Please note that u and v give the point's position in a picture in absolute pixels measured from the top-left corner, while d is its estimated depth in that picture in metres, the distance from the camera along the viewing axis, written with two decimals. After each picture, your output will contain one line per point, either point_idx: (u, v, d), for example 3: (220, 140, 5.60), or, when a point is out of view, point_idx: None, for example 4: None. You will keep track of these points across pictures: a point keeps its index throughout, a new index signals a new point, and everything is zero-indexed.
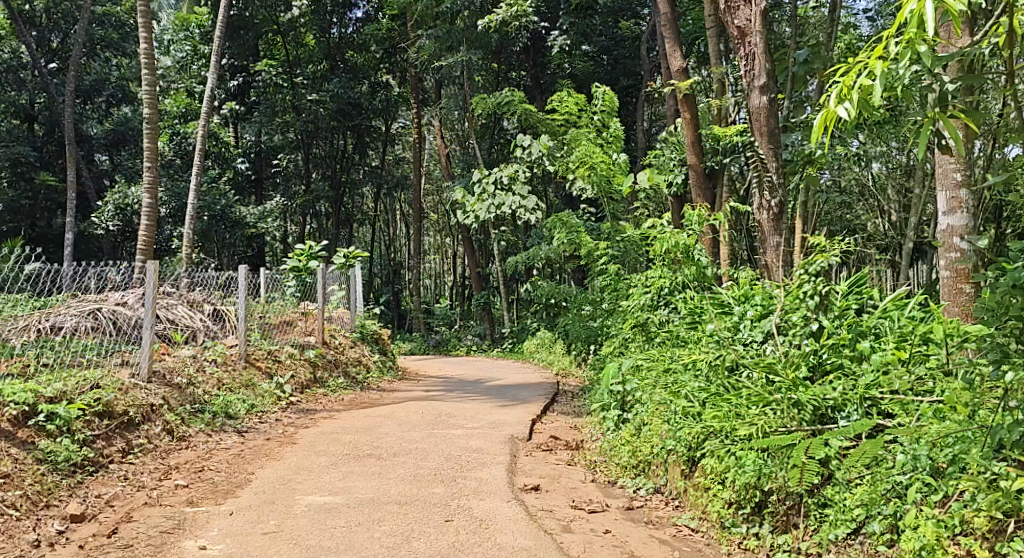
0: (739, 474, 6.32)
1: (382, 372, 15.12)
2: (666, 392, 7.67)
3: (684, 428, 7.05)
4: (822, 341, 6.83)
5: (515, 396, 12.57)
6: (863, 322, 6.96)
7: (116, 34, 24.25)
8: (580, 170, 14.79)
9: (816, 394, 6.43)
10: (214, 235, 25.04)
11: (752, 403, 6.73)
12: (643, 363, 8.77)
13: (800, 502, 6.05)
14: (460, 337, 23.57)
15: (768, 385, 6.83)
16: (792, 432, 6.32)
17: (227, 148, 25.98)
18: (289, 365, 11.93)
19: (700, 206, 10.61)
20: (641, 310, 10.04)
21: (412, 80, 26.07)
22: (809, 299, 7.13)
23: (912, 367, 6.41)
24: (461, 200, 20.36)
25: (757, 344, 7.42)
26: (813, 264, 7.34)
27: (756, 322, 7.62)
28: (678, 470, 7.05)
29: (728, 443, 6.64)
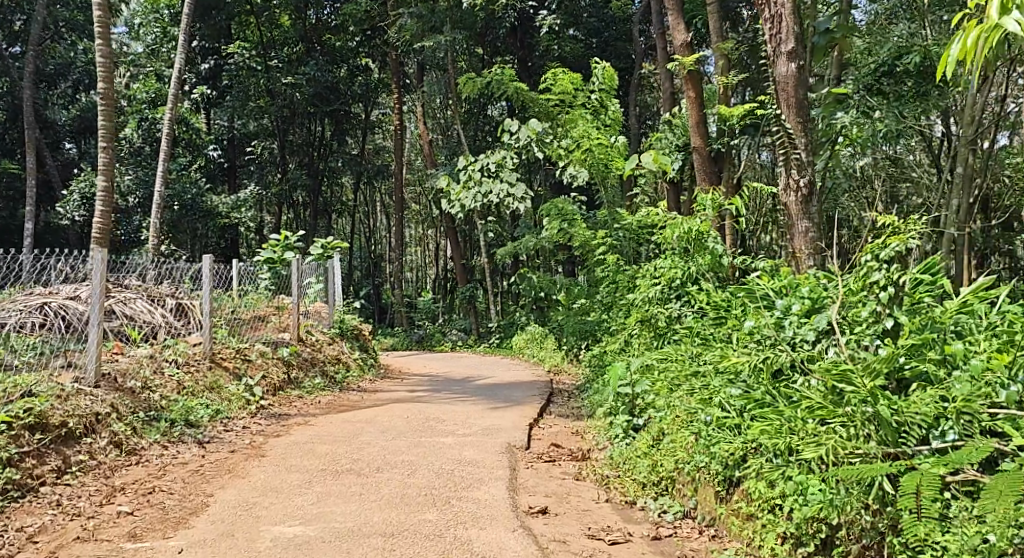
0: (800, 505, 5.50)
1: (362, 371, 14.10)
2: (697, 399, 6.74)
3: (720, 443, 6.21)
4: (902, 342, 5.83)
5: (507, 397, 11.63)
6: (941, 317, 6.00)
7: (82, 16, 22.73)
8: (575, 154, 13.89)
9: (904, 411, 5.49)
10: (182, 225, 24.01)
11: (814, 417, 5.83)
12: (658, 364, 7.83)
13: (880, 541, 5.27)
14: (444, 332, 22.63)
15: (832, 396, 5.90)
16: (868, 459, 5.46)
17: (197, 136, 25.28)
18: (259, 364, 10.93)
19: (712, 190, 9.70)
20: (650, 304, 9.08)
21: (393, 64, 25.09)
22: (883, 291, 6.25)
23: (1018, 375, 5.48)
24: (446, 188, 19.43)
25: (809, 345, 6.40)
26: (886, 249, 6.38)
27: (804, 319, 6.61)
28: (712, 490, 6.21)
29: (780, 465, 5.82)
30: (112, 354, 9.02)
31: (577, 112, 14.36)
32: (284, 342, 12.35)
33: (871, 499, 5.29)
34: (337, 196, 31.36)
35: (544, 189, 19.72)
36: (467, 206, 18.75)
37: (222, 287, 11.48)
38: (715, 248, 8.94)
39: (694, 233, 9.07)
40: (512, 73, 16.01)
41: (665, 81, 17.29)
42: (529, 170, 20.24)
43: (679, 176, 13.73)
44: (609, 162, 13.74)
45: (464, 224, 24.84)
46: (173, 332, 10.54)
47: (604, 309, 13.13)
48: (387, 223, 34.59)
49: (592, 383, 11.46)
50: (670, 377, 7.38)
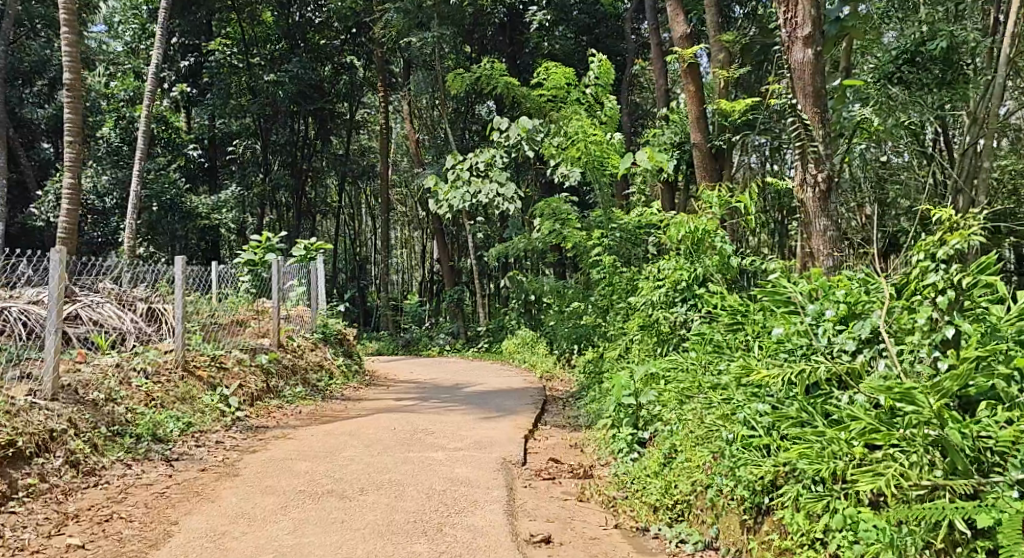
0: (849, 544, 5.16)
1: (347, 378, 13.47)
2: (719, 414, 6.28)
3: (745, 466, 5.82)
4: (968, 357, 5.28)
5: (501, 406, 11.04)
6: (1006, 325, 5.47)
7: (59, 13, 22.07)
8: (569, 152, 13.34)
9: (972, 435, 5.09)
10: (159, 227, 23.34)
11: (863, 441, 5.41)
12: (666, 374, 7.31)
13: None
14: (432, 335, 22.00)
15: (885, 416, 5.45)
16: (933, 492, 5.09)
17: (176, 134, 24.69)
18: (237, 372, 10.32)
19: (719, 186, 9.15)
20: (654, 307, 8.53)
21: (379, 61, 24.47)
22: (942, 296, 5.56)
23: None
24: (433, 188, 18.84)
25: (849, 355, 5.93)
26: (945, 247, 5.65)
27: (840, 325, 6.12)
28: (737, 518, 5.84)
29: (824, 494, 5.43)
30: (76, 363, 8.42)
31: (571, 107, 13.78)
32: (264, 347, 11.75)
33: (939, 540, 4.90)
34: (322, 197, 30.68)
35: (535, 189, 19.16)
36: (455, 206, 18.16)
37: (198, 289, 10.84)
38: (723, 247, 8.33)
39: (698, 232, 8.49)
40: (503, 68, 15.41)
41: (659, 77, 16.78)
42: (518, 168, 19.67)
43: (675, 174, 13.20)
44: (605, 159, 13.20)
45: (453, 225, 24.24)
46: (143, 338, 9.92)
47: (601, 312, 12.58)
48: (373, 224, 33.91)
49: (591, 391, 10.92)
50: (680, 387, 6.88)
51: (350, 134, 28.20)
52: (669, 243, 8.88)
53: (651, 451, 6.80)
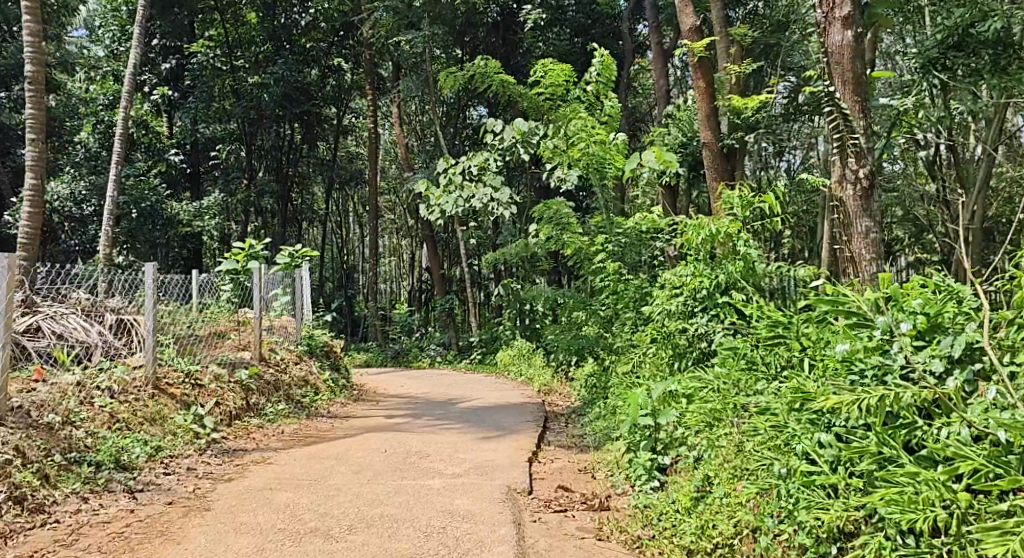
0: None
1: (334, 393, 12.67)
2: (757, 440, 5.81)
3: (809, 510, 5.26)
4: None
5: (500, 424, 10.31)
6: None
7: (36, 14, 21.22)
8: (569, 153, 12.63)
9: None
10: (139, 235, 22.46)
11: (975, 486, 4.82)
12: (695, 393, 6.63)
13: None
14: (422, 346, 21.21)
15: (998, 455, 4.85)
16: None
17: (157, 139, 23.79)
18: (214, 390, 9.52)
19: (741, 184, 8.43)
20: (672, 318, 7.80)
21: (367, 64, 23.75)
22: None
23: None
24: (424, 193, 18.11)
25: (935, 376, 5.29)
26: None
27: (918, 341, 5.45)
28: None
29: (922, 549, 4.88)
30: (30, 382, 7.71)
31: (571, 106, 13.04)
32: (245, 361, 10.97)
33: None
34: (309, 204, 29.87)
35: (529, 194, 18.46)
36: (448, 211, 17.44)
37: (174, 300, 10.06)
38: (748, 253, 7.61)
39: (721, 234, 7.78)
40: (499, 66, 14.69)
41: (659, 77, 16.14)
42: (512, 172, 18.96)
43: (680, 176, 12.50)
44: (608, 161, 12.49)
45: (444, 232, 23.50)
46: (112, 353, 9.18)
47: (605, 323, 11.85)
48: (361, 232, 33.11)
49: (600, 408, 10.21)
50: (707, 411, 6.34)
51: (338, 139, 27.47)
52: (686, 247, 8.15)
53: (678, 481, 6.26)
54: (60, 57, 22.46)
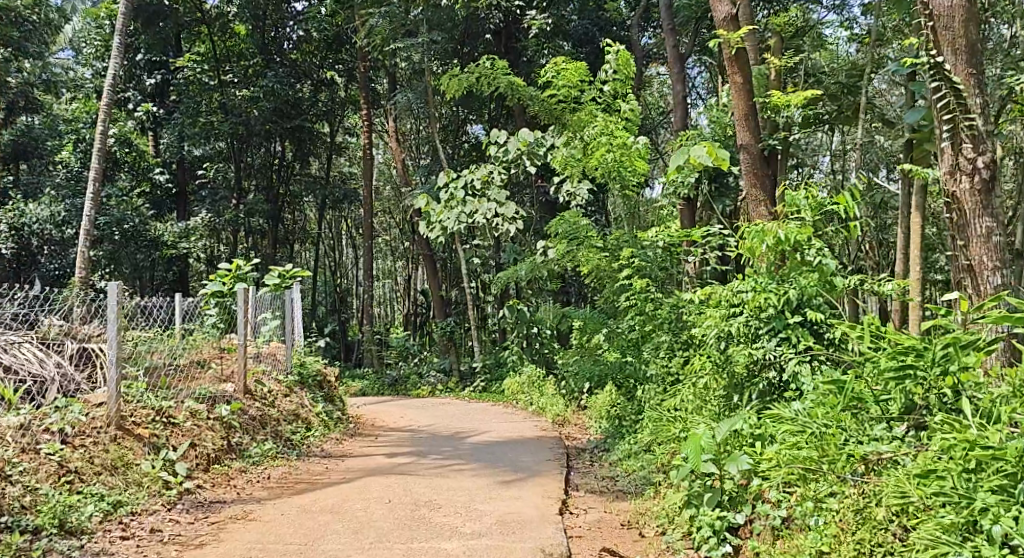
0: None
1: (328, 428, 11.35)
2: (893, 504, 5.14)
3: None
4: None
5: (519, 464, 9.07)
6: None
7: (15, 30, 19.80)
8: (590, 159, 11.39)
9: None
10: (122, 258, 21.19)
11: None
12: (798, 440, 5.78)
13: None
14: (421, 373, 19.86)
15: None
16: None
17: (142, 157, 22.75)
18: (189, 429, 8.26)
19: (806, 184, 7.17)
20: (733, 341, 6.68)
21: (362, 77, 22.61)
22: None
23: None
24: (425, 210, 16.87)
25: None
26: None
27: None
28: None
29: None
30: None
31: (587, 109, 11.74)
32: (227, 395, 9.67)
33: None
34: (301, 225, 28.56)
35: (536, 211, 17.26)
36: (450, 228, 16.24)
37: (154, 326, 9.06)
38: (826, 264, 6.51)
39: (787, 241, 6.58)
40: (506, 66, 13.47)
41: (676, 83, 15.00)
42: (517, 187, 17.73)
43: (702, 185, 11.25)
44: (630, 169, 11.32)
45: (444, 251, 22.24)
46: (70, 389, 7.91)
47: (630, 346, 10.64)
48: (354, 253, 31.83)
49: (633, 444, 9.03)
50: (823, 464, 5.57)
51: (331, 156, 26.22)
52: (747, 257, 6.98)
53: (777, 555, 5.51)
54: (40, 74, 21.09)
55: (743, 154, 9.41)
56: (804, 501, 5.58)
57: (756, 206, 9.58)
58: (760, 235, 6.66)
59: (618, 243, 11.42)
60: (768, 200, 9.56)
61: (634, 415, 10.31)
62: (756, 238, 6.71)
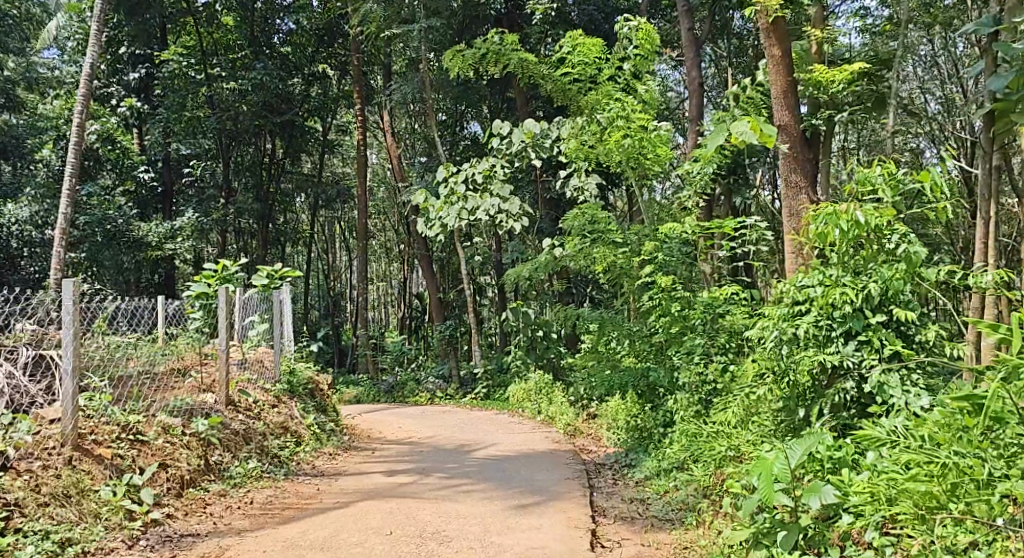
0: None
1: (321, 442, 10.21)
2: None
3: None
4: None
5: (532, 484, 8.07)
6: None
7: None
8: (608, 142, 10.39)
9: None
10: (102, 260, 20.10)
11: None
12: (903, 471, 5.39)
13: None
14: (419, 379, 18.76)
15: None
16: None
17: (127, 154, 21.43)
18: (161, 448, 7.24)
19: (877, 169, 6.32)
20: (803, 345, 6.16)
21: (356, 70, 21.56)
22: None
23: None
24: (423, 206, 15.82)
25: None
26: None
27: None
28: None
29: None
30: None
31: (605, 89, 10.72)
32: (208, 407, 8.66)
33: None
34: (292, 225, 27.44)
35: (541, 207, 16.23)
36: (451, 225, 15.19)
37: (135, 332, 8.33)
38: (915, 252, 5.91)
39: (866, 225, 6.01)
40: (517, 42, 12.42)
41: (692, 68, 13.97)
42: (521, 182, 16.66)
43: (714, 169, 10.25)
44: (651, 157, 10.40)
45: (442, 251, 21.15)
46: (22, 404, 6.91)
47: (653, 352, 9.70)
48: (348, 255, 30.70)
49: (664, 459, 8.11)
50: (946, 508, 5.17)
51: (324, 153, 25.13)
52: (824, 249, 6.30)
53: None
54: (24, 73, 20.95)
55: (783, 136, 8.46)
56: (935, 553, 5.08)
57: (795, 195, 8.67)
58: (823, 219, 6.09)
59: (639, 236, 10.41)
60: (809, 186, 8.70)
61: (662, 426, 9.35)
62: (819, 223, 6.10)
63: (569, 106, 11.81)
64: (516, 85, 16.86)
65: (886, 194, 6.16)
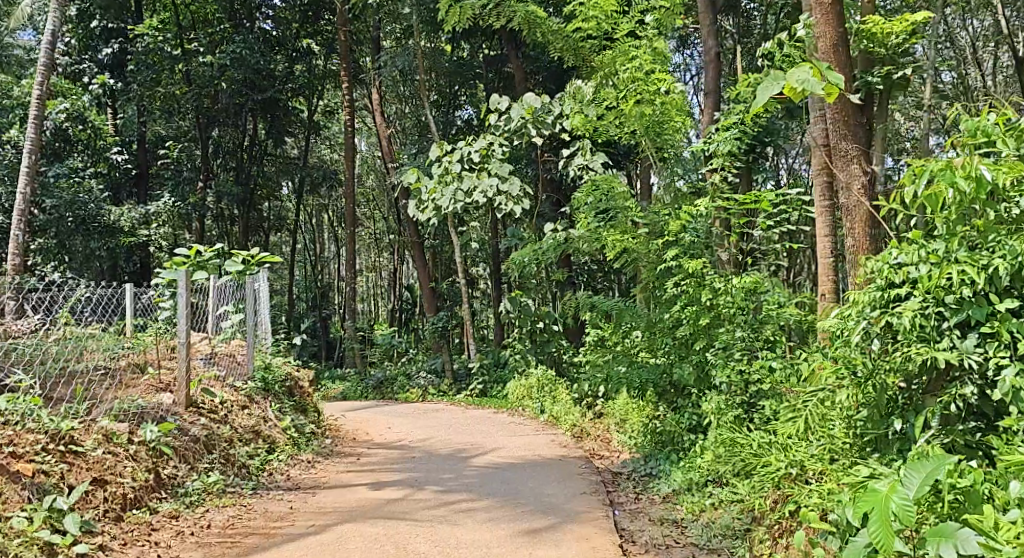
0: None
1: (299, 448, 8.96)
2: None
3: None
4: None
5: (545, 502, 6.87)
6: None
7: None
8: (624, 105, 9.50)
9: None
10: (72, 247, 18.71)
11: None
12: None
13: None
14: (410, 374, 17.50)
15: None
16: None
17: (98, 134, 19.98)
18: (99, 461, 6.03)
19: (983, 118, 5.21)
20: (908, 342, 5.06)
21: (343, 47, 20.33)
22: None
23: None
24: (415, 186, 14.69)
25: None
26: None
27: None
28: None
29: None
30: None
31: (621, 47, 9.84)
32: (167, 407, 7.58)
33: None
34: (276, 212, 26.10)
35: (541, 189, 15.05)
36: (446, 208, 14.01)
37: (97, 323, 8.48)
38: None
39: (988, 188, 4.94)
40: None
41: (709, 38, 12.02)
42: (520, 161, 15.43)
43: (742, 139, 9.15)
44: (670, 121, 9.47)
45: (434, 238, 19.91)
46: None
47: (679, 346, 8.51)
48: (335, 245, 29.43)
49: (697, 473, 7.00)
50: None
51: (309, 135, 23.84)
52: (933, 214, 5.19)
53: None
54: None
55: (833, 98, 7.53)
56: None
57: (848, 163, 7.54)
58: (915, 175, 5.18)
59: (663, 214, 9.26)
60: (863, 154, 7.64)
61: (686, 430, 8.27)
62: (909, 180, 5.19)
63: (585, 64, 10.77)
64: (514, 58, 15.64)
65: (989, 143, 5.14)
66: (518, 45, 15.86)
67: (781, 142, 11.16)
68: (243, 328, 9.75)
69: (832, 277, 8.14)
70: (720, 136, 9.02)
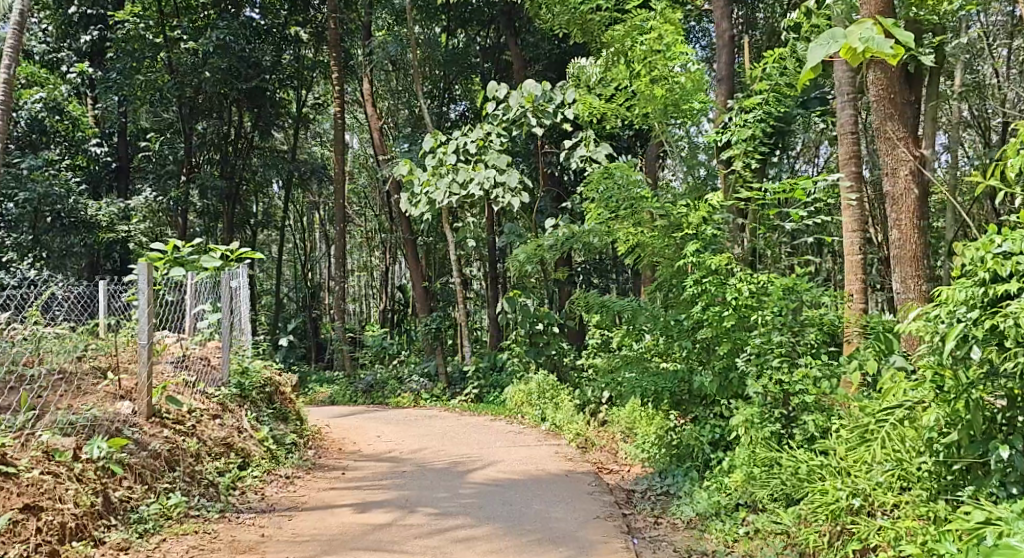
0: None
1: (277, 462, 8.08)
2: None
3: None
4: None
5: (554, 533, 6.04)
6: None
7: None
8: (638, 81, 8.72)
9: None
10: (50, 243, 17.58)
11: None
12: None
13: None
14: (402, 377, 16.59)
15: None
16: None
17: (78, 126, 19.07)
18: (34, 484, 5.36)
19: None
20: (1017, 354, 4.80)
21: (333, 35, 19.41)
22: None
23: None
24: (406, 177, 13.83)
25: None
26: None
27: None
28: None
29: None
30: None
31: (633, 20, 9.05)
32: (128, 416, 6.80)
33: None
34: (264, 208, 25.16)
35: (542, 182, 14.19)
36: (440, 202, 13.14)
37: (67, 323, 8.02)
38: None
39: None
40: None
41: (721, 18, 9.73)
42: (519, 153, 14.56)
43: (767, 121, 8.36)
44: (690, 99, 8.72)
45: (428, 235, 19.01)
46: None
47: (698, 349, 7.69)
48: (326, 243, 28.48)
49: (720, 493, 6.37)
50: None
51: (298, 128, 22.93)
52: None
53: None
54: None
55: (877, 72, 6.80)
56: None
57: (892, 146, 6.81)
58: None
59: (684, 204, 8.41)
60: (910, 135, 6.91)
61: (708, 445, 7.48)
62: (1015, 150, 4.80)
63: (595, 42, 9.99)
64: (512, 44, 14.88)
65: None
66: (517, 32, 15.02)
67: (802, 131, 10.27)
68: (220, 330, 8.91)
69: (860, 274, 7.49)
70: (746, 117, 8.29)
